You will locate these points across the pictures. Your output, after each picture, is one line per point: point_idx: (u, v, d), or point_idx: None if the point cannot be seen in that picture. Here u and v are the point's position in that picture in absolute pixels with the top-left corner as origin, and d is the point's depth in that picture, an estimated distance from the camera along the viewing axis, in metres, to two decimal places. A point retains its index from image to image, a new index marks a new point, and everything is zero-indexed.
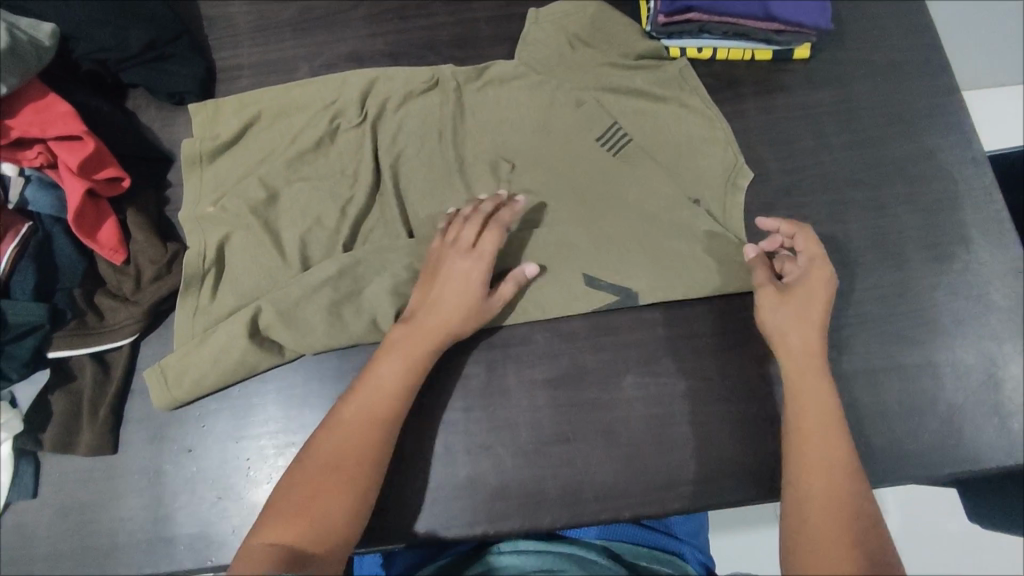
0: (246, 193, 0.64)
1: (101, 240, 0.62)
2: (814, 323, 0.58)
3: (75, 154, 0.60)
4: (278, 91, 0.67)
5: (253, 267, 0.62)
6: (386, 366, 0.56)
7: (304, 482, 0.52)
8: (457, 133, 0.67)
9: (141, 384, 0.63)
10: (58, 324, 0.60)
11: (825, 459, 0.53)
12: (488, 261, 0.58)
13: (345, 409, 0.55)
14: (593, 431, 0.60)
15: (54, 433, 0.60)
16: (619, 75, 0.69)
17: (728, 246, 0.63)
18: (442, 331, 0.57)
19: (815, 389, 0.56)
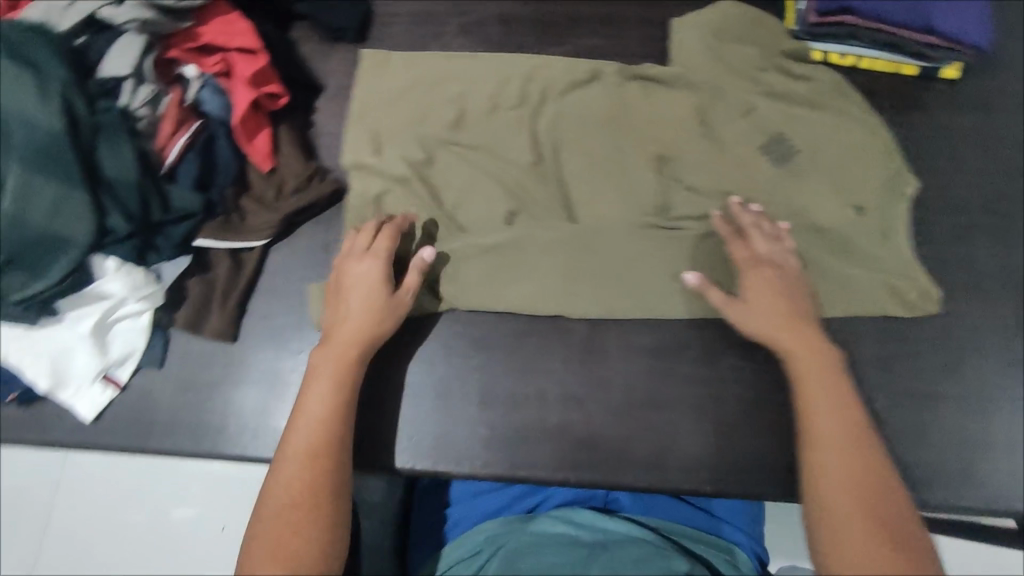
0: (406, 148, 0.68)
1: (256, 147, 0.67)
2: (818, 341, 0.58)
3: (249, 65, 0.66)
4: (444, 57, 0.71)
5: (404, 211, 0.66)
6: (315, 388, 0.57)
7: (272, 520, 0.53)
8: (624, 123, 0.68)
9: (267, 284, 0.68)
10: (210, 215, 0.65)
11: (843, 456, 0.52)
12: (384, 263, 0.61)
13: (292, 438, 0.56)
14: (684, 403, 0.62)
15: (186, 313, 0.65)
16: (778, 80, 0.69)
17: (847, 251, 0.64)
18: (351, 342, 0.59)
19: (817, 392, 0.55)
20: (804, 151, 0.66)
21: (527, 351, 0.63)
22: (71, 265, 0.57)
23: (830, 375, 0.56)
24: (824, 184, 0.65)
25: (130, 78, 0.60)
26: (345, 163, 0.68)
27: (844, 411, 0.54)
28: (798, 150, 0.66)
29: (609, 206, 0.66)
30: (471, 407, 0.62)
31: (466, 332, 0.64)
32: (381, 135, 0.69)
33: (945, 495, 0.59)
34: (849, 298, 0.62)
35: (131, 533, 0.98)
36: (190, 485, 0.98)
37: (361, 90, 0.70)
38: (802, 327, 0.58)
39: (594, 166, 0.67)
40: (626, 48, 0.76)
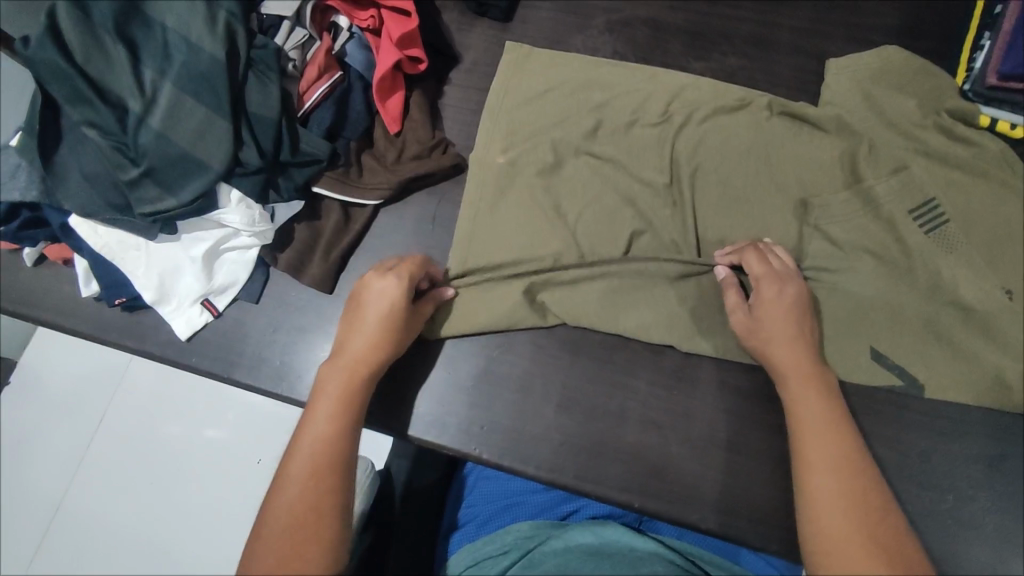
0: (535, 149, 0.67)
1: (388, 108, 0.67)
2: (802, 381, 0.54)
3: (400, 26, 0.66)
4: (589, 64, 0.71)
5: (522, 205, 0.66)
6: (320, 408, 0.53)
7: (275, 539, 0.47)
8: (768, 161, 0.66)
9: (371, 245, 0.69)
10: (331, 164, 0.66)
11: (832, 470, 0.48)
12: (410, 283, 0.58)
13: (293, 461, 0.51)
14: (768, 453, 0.59)
15: (289, 255, 0.66)
16: (939, 140, 0.65)
17: (975, 335, 0.60)
18: (365, 360, 0.56)
19: (816, 439, 0.50)
20: (957, 221, 0.62)
21: (616, 365, 0.62)
22: (203, 187, 0.58)
23: (835, 426, 0.51)
24: (979, 259, 0.61)
25: (290, 19, 0.63)
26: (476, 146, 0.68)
27: (862, 474, 0.48)
28: (947, 218, 0.62)
29: (732, 237, 0.64)
30: (548, 410, 0.61)
31: (560, 332, 0.64)
32: (520, 131, 0.69)
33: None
34: (976, 384, 0.59)
35: (166, 447, 0.96)
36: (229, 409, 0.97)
37: (501, 82, 0.71)
38: (794, 359, 0.55)
39: (724, 191, 0.65)
40: (773, 74, 0.73)
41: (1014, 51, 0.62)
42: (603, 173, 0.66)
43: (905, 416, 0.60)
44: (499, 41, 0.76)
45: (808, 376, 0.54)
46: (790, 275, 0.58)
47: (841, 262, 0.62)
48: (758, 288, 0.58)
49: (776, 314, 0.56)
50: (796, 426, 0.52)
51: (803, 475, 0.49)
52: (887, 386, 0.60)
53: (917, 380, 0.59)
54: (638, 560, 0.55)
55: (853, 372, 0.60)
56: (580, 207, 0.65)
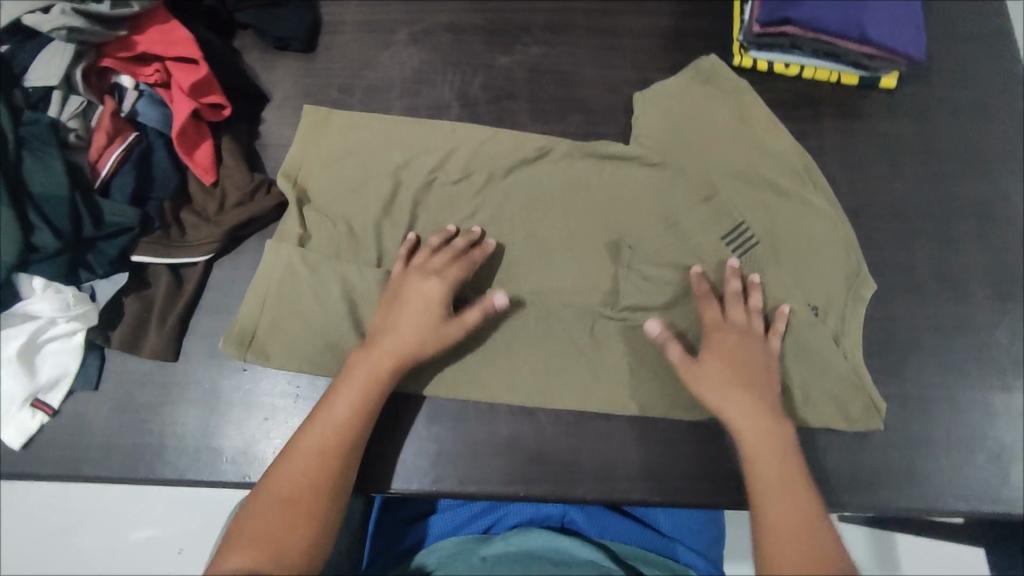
0: (354, 192, 0.68)
1: (197, 159, 0.66)
2: (760, 431, 0.56)
3: (189, 74, 0.64)
4: (386, 122, 0.71)
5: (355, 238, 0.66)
6: (346, 394, 0.57)
7: (267, 508, 0.52)
8: (582, 164, 0.69)
9: (210, 299, 0.66)
10: (145, 230, 0.63)
11: (782, 486, 0.53)
12: (449, 288, 0.61)
13: (306, 437, 0.55)
14: (634, 413, 0.61)
15: (122, 331, 0.63)
16: (726, 111, 0.70)
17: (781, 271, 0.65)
18: (363, 404, 0.57)
19: (767, 484, 0.53)
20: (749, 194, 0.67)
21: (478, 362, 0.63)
22: None
23: (781, 463, 0.54)
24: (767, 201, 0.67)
25: (59, 88, 0.59)
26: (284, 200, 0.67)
27: (810, 514, 0.52)
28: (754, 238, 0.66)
29: (561, 224, 0.67)
30: (419, 424, 0.61)
31: None
32: (348, 182, 0.69)
33: (898, 498, 0.59)
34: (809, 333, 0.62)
35: (78, 562, 0.90)
36: (152, 504, 0.91)
37: (294, 151, 0.70)
38: (746, 399, 0.57)
39: (549, 179, 0.69)
40: (575, 54, 0.76)
41: (766, 1, 0.68)
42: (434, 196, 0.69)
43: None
44: (306, 72, 0.76)
45: (750, 391, 0.57)
46: (758, 331, 0.61)
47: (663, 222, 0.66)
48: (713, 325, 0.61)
49: (725, 352, 0.59)
50: (748, 463, 0.55)
51: (761, 521, 0.52)
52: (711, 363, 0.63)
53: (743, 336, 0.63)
54: (567, 565, 0.55)
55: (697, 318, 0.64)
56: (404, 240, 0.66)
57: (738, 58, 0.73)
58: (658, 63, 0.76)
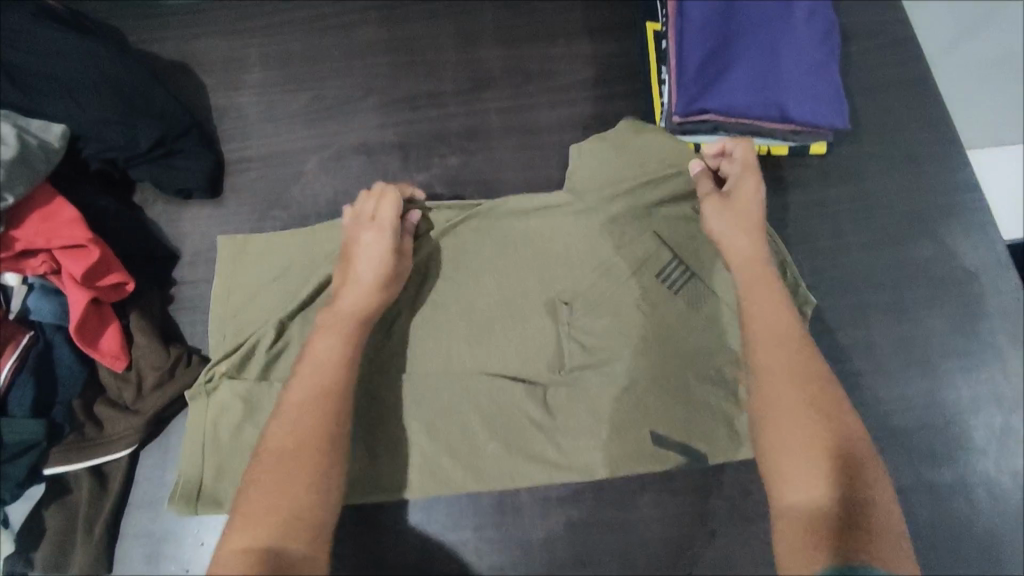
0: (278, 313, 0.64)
1: (102, 347, 0.61)
2: (753, 274, 0.56)
3: (80, 262, 0.59)
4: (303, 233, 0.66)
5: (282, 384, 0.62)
6: (321, 351, 0.54)
7: (269, 474, 0.48)
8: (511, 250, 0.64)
9: (141, 496, 0.61)
10: (55, 439, 0.58)
11: (785, 352, 0.51)
12: (387, 226, 0.59)
13: (294, 392, 0.52)
14: (608, 553, 0.58)
15: (46, 552, 0.58)
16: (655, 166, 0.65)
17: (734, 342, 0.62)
18: (343, 353, 0.54)
19: (767, 317, 0.53)
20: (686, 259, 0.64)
21: (437, 523, 0.59)
22: None
23: (785, 316, 0.53)
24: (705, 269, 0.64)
25: None
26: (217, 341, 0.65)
27: (817, 372, 0.50)
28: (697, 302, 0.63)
29: (495, 316, 0.63)
30: None
31: (366, 515, 0.59)
32: (268, 313, 0.65)
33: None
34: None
35: None
36: None
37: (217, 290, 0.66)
38: (743, 239, 0.57)
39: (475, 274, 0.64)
40: (495, 159, 0.73)
41: (681, 91, 0.64)
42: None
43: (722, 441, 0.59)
44: (215, 220, 0.71)
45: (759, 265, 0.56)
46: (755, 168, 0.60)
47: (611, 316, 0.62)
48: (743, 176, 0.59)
49: (736, 208, 0.58)
50: (748, 313, 0.54)
51: (761, 370, 0.51)
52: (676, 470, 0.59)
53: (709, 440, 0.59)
54: None
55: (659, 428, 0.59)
56: None
57: None
58: None
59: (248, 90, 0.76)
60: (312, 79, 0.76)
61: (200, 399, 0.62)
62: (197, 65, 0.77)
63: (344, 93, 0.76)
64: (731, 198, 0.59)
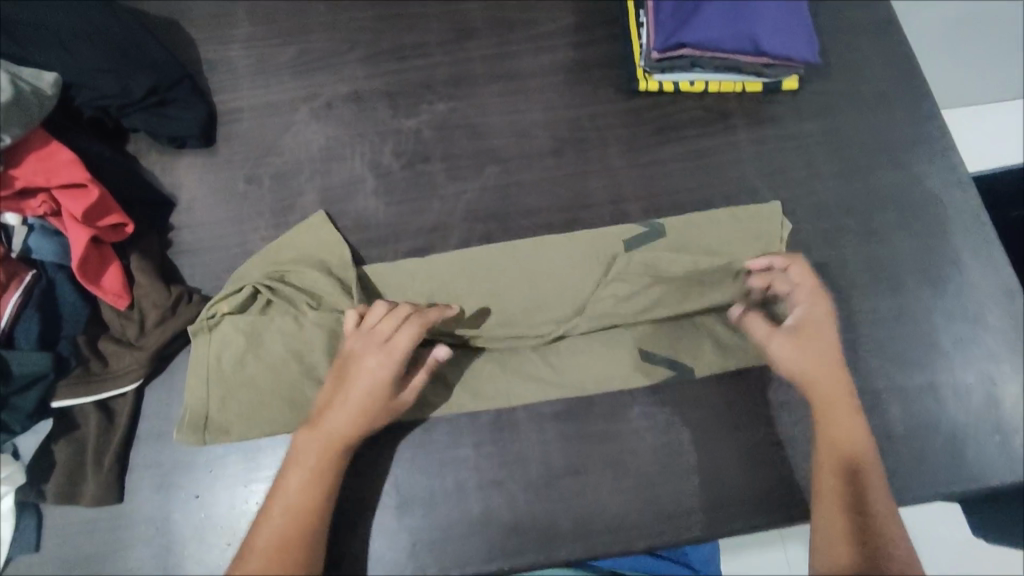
0: (291, 258, 0.67)
1: (106, 285, 0.62)
2: (833, 405, 0.58)
3: (79, 201, 0.60)
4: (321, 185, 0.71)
5: (285, 320, 0.64)
6: (307, 459, 0.55)
7: (259, 561, 0.52)
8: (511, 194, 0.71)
9: (148, 429, 0.62)
10: (62, 372, 0.59)
11: (846, 433, 0.57)
12: (393, 360, 0.57)
13: (288, 482, 0.55)
14: (601, 462, 0.61)
15: (57, 483, 0.59)
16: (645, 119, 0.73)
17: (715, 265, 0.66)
18: (328, 459, 0.55)
19: (839, 446, 0.57)
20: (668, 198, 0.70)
21: (437, 441, 0.62)
22: None
23: (858, 453, 0.56)
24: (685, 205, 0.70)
25: None
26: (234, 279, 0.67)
27: (879, 504, 0.54)
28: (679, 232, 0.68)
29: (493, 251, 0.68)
30: (387, 517, 0.60)
31: (366, 437, 0.62)
32: (274, 261, 0.67)
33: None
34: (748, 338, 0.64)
35: None
36: None
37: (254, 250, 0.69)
38: (800, 353, 0.59)
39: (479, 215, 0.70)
40: (480, 104, 0.75)
41: (659, 28, 0.69)
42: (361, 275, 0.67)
43: (705, 352, 0.64)
44: (209, 168, 0.73)
45: (835, 370, 0.59)
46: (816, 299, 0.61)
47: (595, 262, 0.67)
48: (809, 304, 0.61)
49: (810, 325, 0.60)
50: (819, 403, 0.58)
51: (824, 480, 0.56)
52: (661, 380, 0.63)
53: (690, 352, 0.64)
54: None
55: (640, 349, 0.64)
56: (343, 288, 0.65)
57: (644, 83, 0.73)
58: (567, 99, 0.75)
59: (237, 44, 0.77)
60: (300, 32, 0.78)
61: (204, 336, 0.63)
62: (185, 20, 0.78)
63: (331, 45, 0.77)
64: (796, 331, 0.60)
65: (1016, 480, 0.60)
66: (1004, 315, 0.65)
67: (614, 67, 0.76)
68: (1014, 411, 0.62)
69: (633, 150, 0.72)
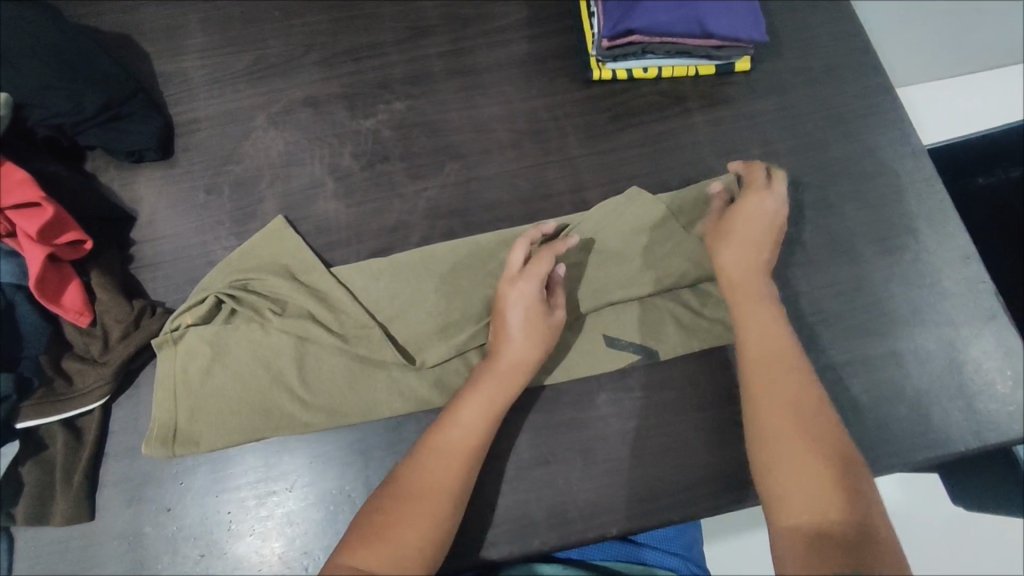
0: (253, 267, 0.67)
1: (66, 303, 0.62)
2: (773, 346, 0.56)
3: (35, 220, 0.60)
4: (281, 190, 0.72)
5: (249, 328, 0.64)
6: (470, 404, 0.57)
7: (393, 501, 0.52)
8: (472, 190, 0.71)
9: (116, 445, 0.62)
10: (25, 393, 0.59)
11: (773, 353, 0.56)
12: (538, 281, 0.60)
13: (461, 413, 0.56)
14: (572, 450, 0.61)
15: (26, 505, 0.59)
16: (599, 109, 0.74)
17: (683, 249, 0.66)
18: (486, 411, 0.56)
19: (759, 338, 0.57)
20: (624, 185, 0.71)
21: (407, 439, 0.62)
22: None
23: (775, 331, 0.57)
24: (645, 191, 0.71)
25: None
26: (195, 292, 0.66)
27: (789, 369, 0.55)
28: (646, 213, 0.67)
29: (455, 249, 0.67)
30: None
31: (337, 438, 0.62)
32: (239, 270, 0.67)
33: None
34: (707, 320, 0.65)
35: None
36: None
37: (216, 267, 0.67)
38: (745, 259, 0.61)
39: (438, 214, 0.70)
40: (438, 101, 0.75)
41: (607, 16, 0.69)
42: (325, 278, 0.66)
43: (671, 338, 0.64)
44: (169, 181, 0.72)
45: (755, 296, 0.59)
46: (772, 208, 0.63)
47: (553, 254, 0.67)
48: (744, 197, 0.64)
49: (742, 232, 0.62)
50: (741, 308, 0.59)
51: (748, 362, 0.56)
52: (627, 364, 0.63)
53: (653, 337, 0.64)
54: None
55: (605, 337, 0.64)
56: (307, 294, 0.65)
57: (598, 72, 0.73)
58: (523, 92, 0.75)
59: (191, 54, 0.77)
60: (254, 40, 0.77)
61: (168, 348, 0.63)
62: (137, 34, 0.77)
63: (286, 51, 0.77)
64: (731, 221, 0.63)
65: (981, 443, 0.61)
66: (962, 279, 0.66)
67: (569, 57, 0.76)
68: (975, 374, 0.63)
69: (589, 138, 0.73)
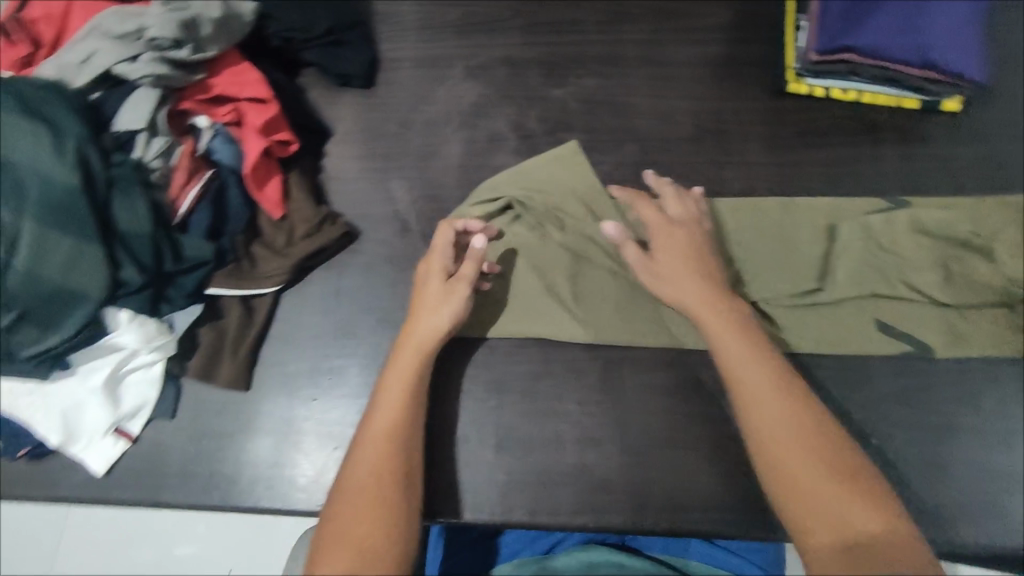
0: (551, 180, 0.70)
1: (267, 193, 0.68)
2: (764, 388, 0.54)
3: (261, 114, 0.67)
4: (466, 137, 0.76)
5: (531, 236, 0.68)
6: (383, 396, 0.57)
7: (349, 503, 0.52)
8: (646, 173, 0.72)
9: (280, 331, 0.68)
10: (219, 263, 0.65)
11: (759, 382, 0.55)
12: (449, 254, 0.63)
13: (377, 410, 0.56)
14: (701, 441, 0.62)
15: (198, 362, 0.65)
16: (790, 122, 0.73)
17: (957, 260, 0.66)
18: (404, 397, 0.57)
19: (737, 354, 0.56)
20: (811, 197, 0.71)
21: (541, 392, 0.64)
22: (87, 318, 0.57)
23: (755, 348, 0.57)
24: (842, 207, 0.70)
25: (144, 131, 0.62)
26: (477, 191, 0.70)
27: (769, 384, 0.54)
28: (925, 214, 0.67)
29: (730, 207, 0.69)
30: (487, 453, 0.63)
31: (478, 375, 0.65)
32: (529, 180, 0.70)
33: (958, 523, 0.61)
34: (972, 334, 0.65)
35: None
36: None
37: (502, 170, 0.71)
38: (690, 283, 0.61)
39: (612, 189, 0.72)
40: (629, 85, 0.76)
41: (823, 31, 0.69)
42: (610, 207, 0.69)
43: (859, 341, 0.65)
44: (366, 108, 0.78)
45: (723, 319, 0.59)
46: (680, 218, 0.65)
47: (823, 237, 0.68)
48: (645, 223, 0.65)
49: (670, 247, 0.63)
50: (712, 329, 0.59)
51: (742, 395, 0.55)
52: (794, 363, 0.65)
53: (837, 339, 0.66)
54: None
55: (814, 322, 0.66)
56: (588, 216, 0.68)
57: (793, 85, 0.73)
58: (714, 91, 0.75)
59: None
60: None
61: None
62: None
63: (494, 10, 0.81)
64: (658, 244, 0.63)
65: None
66: None
67: (766, 66, 0.76)
68: None
69: (773, 148, 0.72)
